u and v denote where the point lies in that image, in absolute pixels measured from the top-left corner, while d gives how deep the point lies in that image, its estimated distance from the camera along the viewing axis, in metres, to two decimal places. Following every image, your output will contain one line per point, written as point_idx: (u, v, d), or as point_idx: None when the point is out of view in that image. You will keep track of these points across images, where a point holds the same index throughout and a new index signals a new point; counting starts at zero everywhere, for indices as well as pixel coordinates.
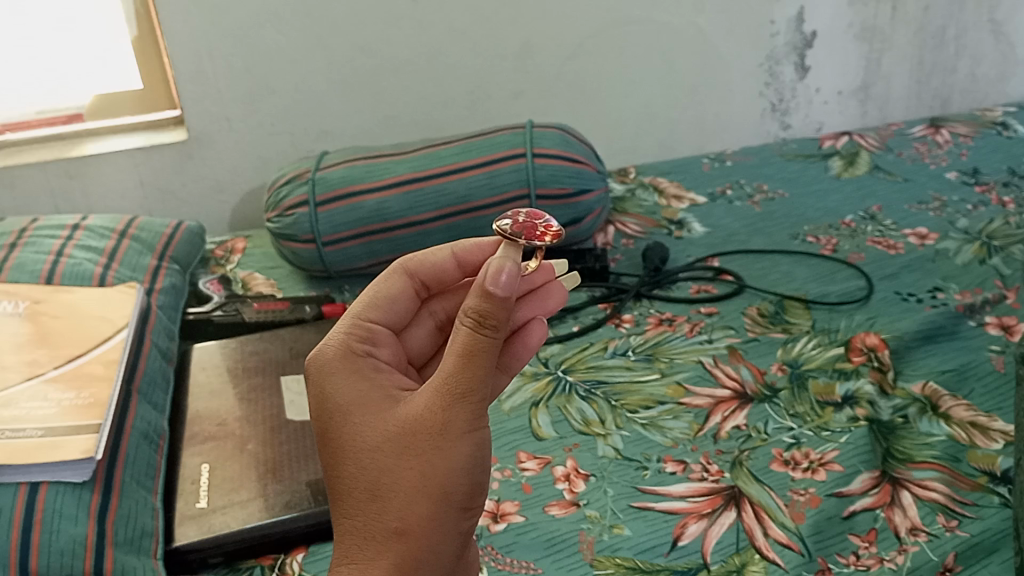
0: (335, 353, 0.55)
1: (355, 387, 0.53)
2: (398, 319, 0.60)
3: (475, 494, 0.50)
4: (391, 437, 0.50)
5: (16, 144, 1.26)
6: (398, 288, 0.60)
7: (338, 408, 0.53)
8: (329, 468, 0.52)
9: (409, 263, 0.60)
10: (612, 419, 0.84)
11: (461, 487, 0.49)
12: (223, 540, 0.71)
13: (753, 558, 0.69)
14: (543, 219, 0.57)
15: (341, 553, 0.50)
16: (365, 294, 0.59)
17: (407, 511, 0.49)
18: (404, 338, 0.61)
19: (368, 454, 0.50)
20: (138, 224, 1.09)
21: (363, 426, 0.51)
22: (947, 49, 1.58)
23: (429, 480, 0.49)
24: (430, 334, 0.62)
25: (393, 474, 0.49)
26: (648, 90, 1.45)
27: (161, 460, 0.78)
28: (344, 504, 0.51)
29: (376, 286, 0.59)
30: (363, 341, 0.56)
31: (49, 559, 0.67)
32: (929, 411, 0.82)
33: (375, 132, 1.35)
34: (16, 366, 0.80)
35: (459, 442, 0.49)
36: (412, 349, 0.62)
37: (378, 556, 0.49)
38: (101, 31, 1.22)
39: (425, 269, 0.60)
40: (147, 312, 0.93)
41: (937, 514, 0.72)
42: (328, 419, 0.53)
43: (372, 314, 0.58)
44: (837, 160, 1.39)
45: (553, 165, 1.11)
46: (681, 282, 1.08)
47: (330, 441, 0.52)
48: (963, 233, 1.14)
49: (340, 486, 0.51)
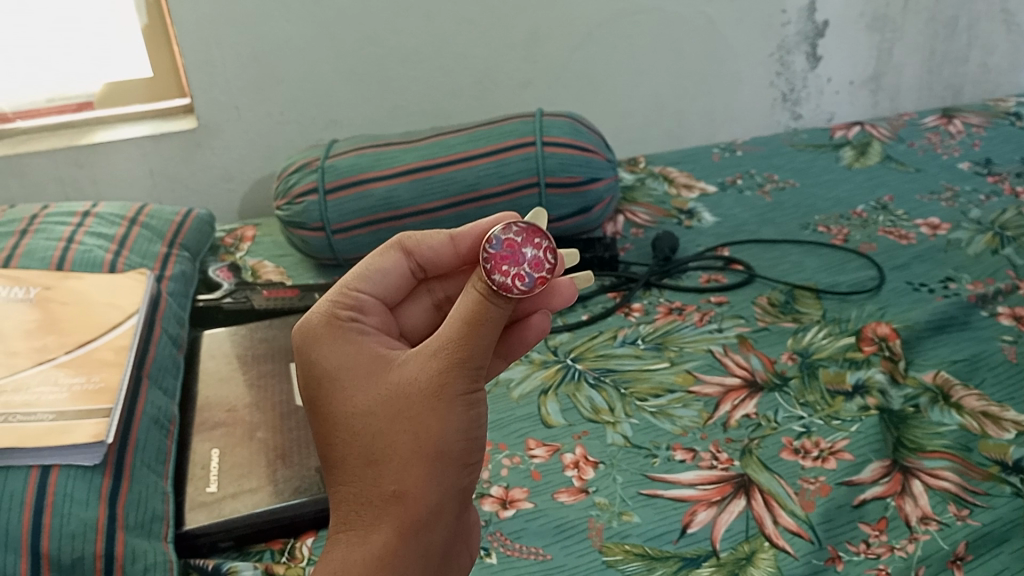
0: (319, 318, 0.54)
1: (342, 350, 0.53)
2: (389, 294, 0.58)
3: (472, 450, 0.50)
4: (384, 399, 0.50)
5: (27, 133, 1.26)
6: (391, 264, 0.58)
7: (327, 373, 0.52)
8: (321, 436, 0.52)
9: (407, 240, 0.58)
10: (621, 407, 0.84)
11: (458, 446, 0.49)
12: (233, 525, 0.72)
13: (763, 546, 0.69)
14: (535, 240, 0.55)
15: (340, 519, 0.50)
16: (359, 265, 0.58)
17: (403, 474, 0.49)
18: (398, 315, 0.60)
19: (360, 420, 0.50)
20: (148, 211, 1.10)
21: (354, 390, 0.51)
22: (958, 39, 1.57)
23: (425, 442, 0.49)
24: (428, 312, 0.61)
25: (386, 438, 0.49)
26: (657, 81, 1.45)
27: (171, 445, 0.79)
28: (339, 471, 0.51)
29: (371, 260, 0.58)
30: (348, 306, 0.55)
31: (60, 541, 0.67)
32: (941, 400, 0.82)
33: (384, 121, 1.35)
34: (26, 352, 0.80)
35: (455, 403, 0.49)
36: (405, 325, 0.61)
37: (377, 521, 0.49)
38: (101, 32, 1.23)
39: (422, 248, 0.58)
40: (157, 299, 0.93)
41: (948, 502, 0.71)
42: (316, 385, 0.52)
43: (362, 285, 0.56)
44: (848, 150, 1.38)
45: (563, 153, 1.10)
46: (690, 271, 1.07)
47: (321, 409, 0.52)
48: (975, 223, 1.13)
49: (333, 453, 0.51)
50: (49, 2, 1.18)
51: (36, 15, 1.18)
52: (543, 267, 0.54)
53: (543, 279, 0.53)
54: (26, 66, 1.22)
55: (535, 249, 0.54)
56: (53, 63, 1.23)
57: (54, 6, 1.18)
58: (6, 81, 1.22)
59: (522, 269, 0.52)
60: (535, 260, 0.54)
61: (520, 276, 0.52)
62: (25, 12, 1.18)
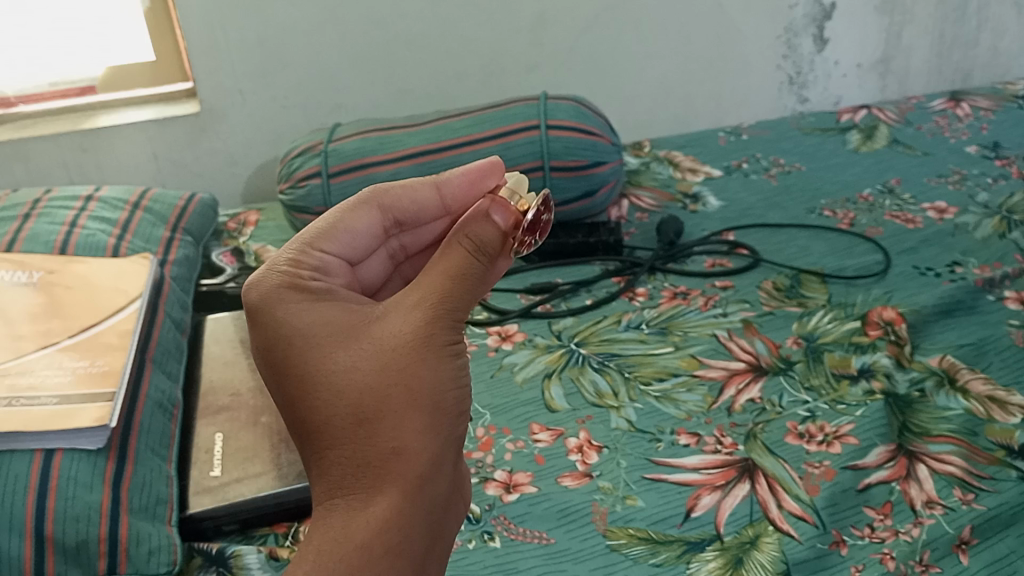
0: (282, 280, 0.54)
1: (313, 310, 0.53)
2: (355, 253, 0.60)
3: (463, 402, 0.51)
4: (369, 354, 0.50)
5: (31, 117, 1.26)
6: (364, 221, 0.60)
7: (299, 333, 0.52)
8: (298, 403, 0.51)
9: (384, 197, 0.61)
10: (625, 391, 0.84)
11: (450, 397, 0.50)
12: (237, 509, 0.72)
13: (767, 530, 0.68)
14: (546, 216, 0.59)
15: (334, 485, 0.49)
16: (324, 222, 0.59)
17: (400, 428, 0.49)
18: (358, 269, 0.61)
19: (344, 377, 0.50)
20: (151, 196, 1.10)
21: (333, 348, 0.51)
22: (967, 22, 1.56)
23: (419, 394, 0.49)
24: (383, 264, 0.63)
25: (376, 393, 0.49)
26: (662, 64, 1.44)
27: (175, 428, 0.79)
28: (325, 435, 0.50)
29: (341, 217, 0.60)
30: (311, 265, 0.56)
31: (65, 524, 0.67)
32: (947, 384, 0.81)
33: (387, 105, 1.34)
34: (29, 335, 0.80)
35: (443, 353, 0.51)
36: (364, 280, 0.62)
37: (378, 482, 0.48)
38: (102, 33, 1.23)
39: (399, 206, 0.61)
40: (160, 284, 0.93)
41: (954, 487, 0.71)
42: (288, 347, 0.52)
43: (326, 245, 0.58)
44: (855, 134, 1.37)
45: (567, 136, 1.10)
46: (695, 256, 1.07)
47: (297, 371, 0.51)
48: (983, 207, 1.12)
49: (316, 418, 0.50)
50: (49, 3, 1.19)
51: (35, 15, 1.19)
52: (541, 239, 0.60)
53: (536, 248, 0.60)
54: (26, 65, 1.23)
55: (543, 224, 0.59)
56: (54, 63, 1.24)
57: (54, 6, 1.19)
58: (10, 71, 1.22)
59: (536, 237, 0.58)
60: (544, 226, 0.60)
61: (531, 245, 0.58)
62: (25, 12, 1.18)
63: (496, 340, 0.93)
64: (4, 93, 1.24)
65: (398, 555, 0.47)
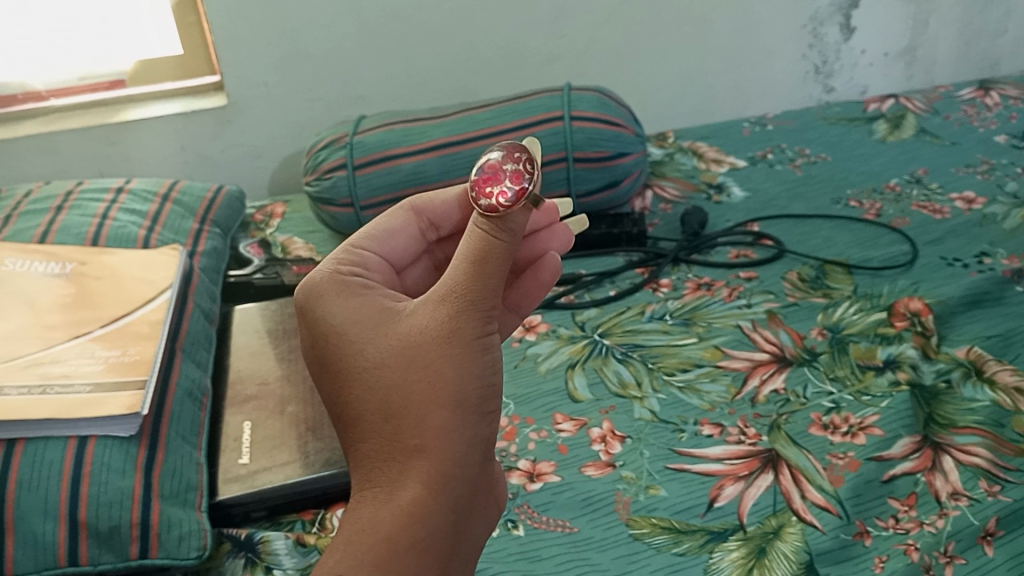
0: (322, 276, 0.55)
1: (348, 304, 0.54)
2: (396, 256, 0.61)
3: (490, 397, 0.51)
4: (395, 351, 0.51)
5: (60, 111, 1.28)
6: (402, 224, 0.61)
7: (333, 328, 0.53)
8: (335, 396, 0.53)
9: (419, 201, 0.62)
10: (648, 381, 0.84)
11: (475, 391, 0.50)
12: (265, 496, 0.73)
13: (790, 520, 0.68)
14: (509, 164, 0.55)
15: (364, 478, 0.51)
16: (368, 227, 0.61)
17: (424, 424, 0.49)
18: (402, 276, 0.63)
19: (373, 372, 0.51)
20: (180, 188, 1.11)
21: (363, 343, 0.52)
22: (997, 9, 1.54)
23: (442, 390, 0.49)
24: (426, 274, 0.64)
25: (402, 389, 0.50)
26: (686, 53, 1.43)
27: (205, 416, 0.80)
28: (358, 429, 0.51)
29: (382, 221, 0.61)
30: (352, 263, 0.57)
31: (97, 509, 0.68)
32: (973, 376, 0.81)
33: (412, 97, 1.35)
34: (62, 325, 0.82)
35: (468, 347, 0.50)
36: (407, 287, 0.63)
37: (403, 476, 0.49)
38: (101, 32, 1.24)
39: (433, 208, 0.62)
40: (189, 274, 0.95)
41: (980, 478, 0.71)
42: (324, 342, 0.53)
43: (369, 246, 0.59)
44: (882, 123, 1.36)
45: (591, 127, 1.10)
46: (720, 247, 1.07)
47: (333, 366, 0.53)
48: (1012, 197, 1.11)
49: (350, 412, 0.52)
50: (50, 3, 1.19)
51: (36, 15, 1.20)
52: (525, 175, 0.54)
53: (529, 185, 0.53)
54: (26, 65, 1.24)
55: (515, 163, 0.55)
56: (54, 63, 1.25)
57: (54, 6, 1.20)
58: (28, 69, 1.24)
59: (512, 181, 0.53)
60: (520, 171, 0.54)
61: (504, 192, 0.52)
62: (25, 13, 1.19)
63: (520, 330, 0.93)
64: (33, 87, 1.26)
65: (423, 549, 0.48)
